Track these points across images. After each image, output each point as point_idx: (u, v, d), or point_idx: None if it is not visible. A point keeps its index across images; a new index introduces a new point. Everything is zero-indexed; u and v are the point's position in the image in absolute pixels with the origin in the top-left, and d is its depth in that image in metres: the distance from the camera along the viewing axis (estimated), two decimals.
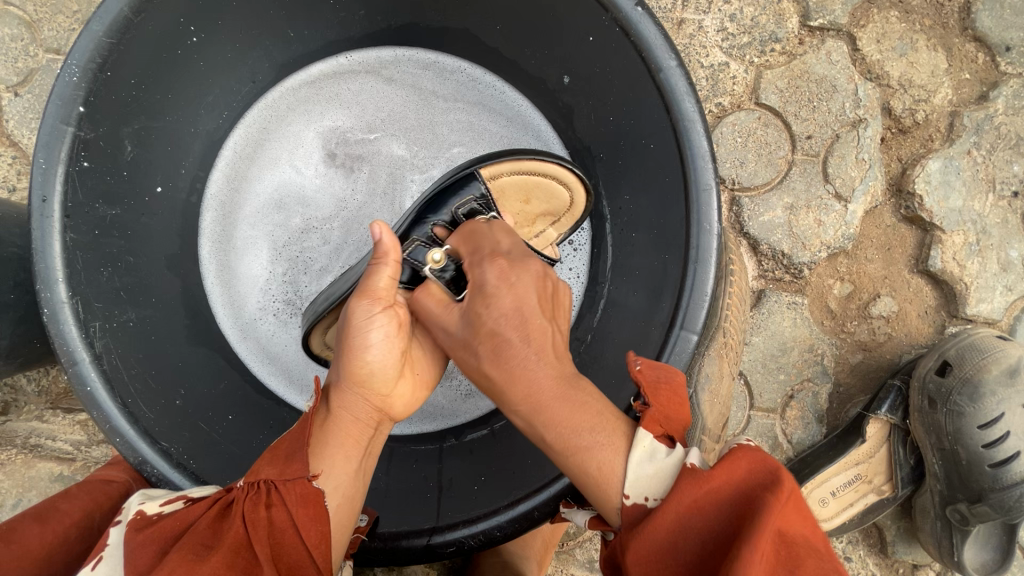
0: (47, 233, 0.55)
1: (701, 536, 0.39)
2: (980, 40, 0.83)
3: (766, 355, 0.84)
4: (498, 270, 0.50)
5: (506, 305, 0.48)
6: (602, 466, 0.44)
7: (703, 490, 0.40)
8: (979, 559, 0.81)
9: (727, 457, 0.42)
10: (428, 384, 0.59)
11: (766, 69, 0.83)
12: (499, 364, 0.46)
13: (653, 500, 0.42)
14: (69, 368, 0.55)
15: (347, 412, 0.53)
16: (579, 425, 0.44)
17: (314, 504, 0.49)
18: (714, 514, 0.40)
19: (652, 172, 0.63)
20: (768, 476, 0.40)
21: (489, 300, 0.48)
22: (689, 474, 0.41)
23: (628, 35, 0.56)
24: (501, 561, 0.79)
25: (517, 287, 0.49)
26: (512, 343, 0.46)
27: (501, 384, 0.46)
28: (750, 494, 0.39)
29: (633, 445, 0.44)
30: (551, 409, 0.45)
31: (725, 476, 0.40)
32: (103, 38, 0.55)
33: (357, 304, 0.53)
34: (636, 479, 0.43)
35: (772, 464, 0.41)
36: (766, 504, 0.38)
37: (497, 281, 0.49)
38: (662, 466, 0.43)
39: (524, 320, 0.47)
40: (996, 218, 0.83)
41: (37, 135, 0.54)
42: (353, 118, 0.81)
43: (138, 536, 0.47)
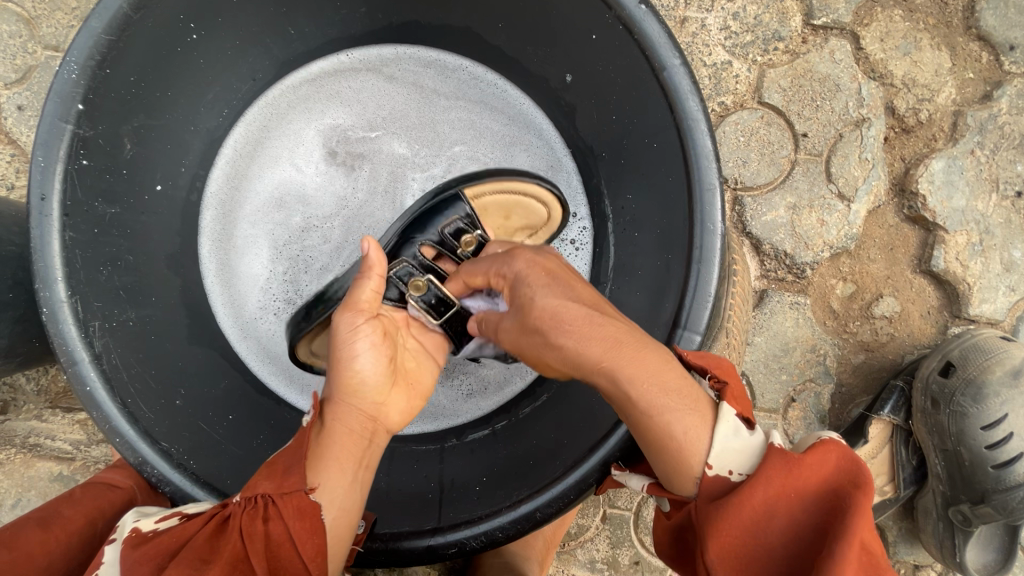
0: (46, 231, 0.54)
1: (786, 521, 0.41)
2: (984, 39, 0.82)
3: (768, 356, 0.84)
4: (526, 258, 0.53)
5: (547, 281, 0.50)
6: (688, 430, 0.44)
7: (793, 477, 0.42)
8: (981, 560, 0.81)
9: (814, 449, 0.45)
10: (423, 395, 0.60)
11: (769, 68, 0.83)
12: (562, 331, 0.47)
13: (737, 474, 0.44)
14: (68, 368, 0.55)
15: (341, 424, 0.53)
16: (658, 383, 0.45)
17: (311, 517, 0.48)
18: (802, 499, 0.42)
19: (655, 171, 0.63)
20: (856, 474, 0.42)
21: (529, 280, 0.50)
22: (780, 457, 0.43)
23: (631, 33, 0.56)
24: (503, 561, 0.79)
25: (547, 265, 0.52)
26: (568, 306, 0.47)
27: (575, 352, 0.46)
28: (837, 487, 0.42)
29: (720, 420, 0.45)
30: (627, 365, 0.45)
31: (814, 469, 0.43)
32: (102, 35, 0.55)
33: (341, 316, 0.56)
34: (723, 453, 0.44)
35: (859, 461, 0.43)
36: (855, 501, 0.40)
37: (530, 267, 0.52)
38: (748, 444, 0.45)
39: (571, 291, 0.49)
40: (999, 218, 0.83)
41: (36, 133, 0.54)
42: (354, 116, 0.81)
43: (134, 553, 0.48)
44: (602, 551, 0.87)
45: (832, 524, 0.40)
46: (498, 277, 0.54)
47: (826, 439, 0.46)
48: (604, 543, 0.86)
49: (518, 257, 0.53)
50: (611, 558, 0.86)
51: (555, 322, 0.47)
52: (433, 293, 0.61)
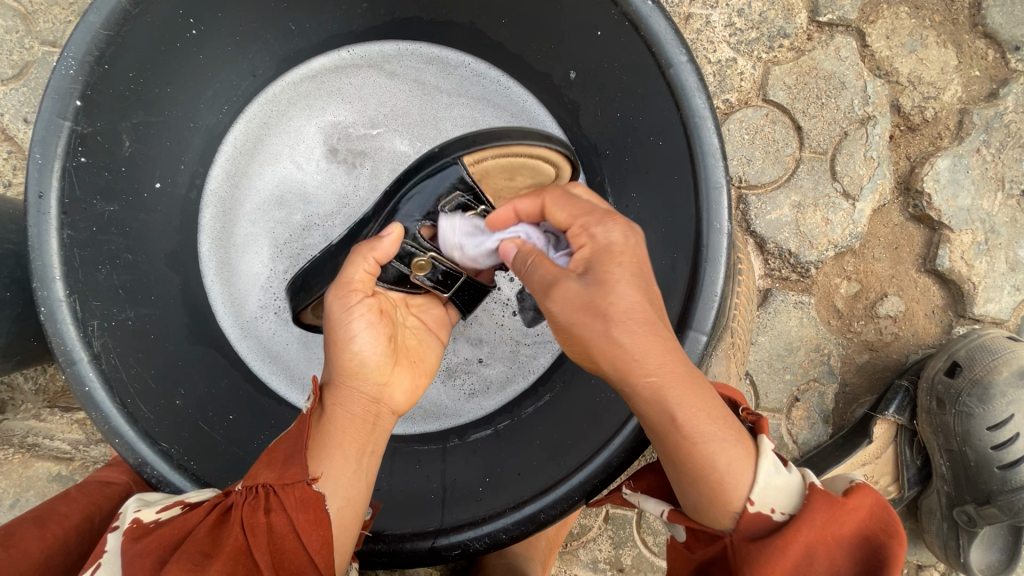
0: (44, 230, 0.54)
1: (826, 567, 0.43)
2: (991, 37, 0.82)
3: (772, 355, 0.84)
4: (622, 230, 0.47)
5: (631, 271, 0.45)
6: (731, 463, 0.44)
7: (836, 524, 0.43)
8: (985, 561, 0.81)
9: (850, 492, 0.46)
10: (426, 374, 0.60)
11: (773, 65, 0.82)
12: (626, 330, 0.43)
13: (779, 513, 0.45)
14: (67, 368, 0.54)
15: (342, 409, 0.53)
16: (699, 408, 0.44)
17: (314, 508, 0.48)
18: (840, 545, 0.43)
19: (661, 169, 0.62)
20: (889, 523, 0.45)
21: (618, 260, 0.45)
22: (825, 501, 0.44)
23: (638, 29, 0.55)
24: (505, 562, 0.78)
25: (636, 250, 0.47)
26: (634, 303, 0.44)
27: (633, 357, 0.43)
28: (873, 533, 0.44)
29: (762, 455, 0.45)
30: (677, 389, 0.44)
31: (854, 514, 0.44)
32: (100, 30, 0.54)
33: (334, 299, 0.54)
34: (765, 489, 0.45)
35: (890, 508, 0.46)
36: (891, 552, 0.42)
37: (624, 242, 0.47)
38: (788, 482, 0.46)
39: (649, 288, 0.45)
40: (1005, 217, 0.82)
41: (33, 130, 0.53)
42: (355, 114, 0.80)
43: (135, 546, 0.47)
44: (605, 551, 0.86)
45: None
46: (580, 233, 0.48)
47: (857, 481, 0.48)
48: (606, 543, 0.86)
49: (612, 229, 0.47)
50: (613, 559, 0.86)
51: (624, 317, 0.43)
52: (439, 271, 0.60)
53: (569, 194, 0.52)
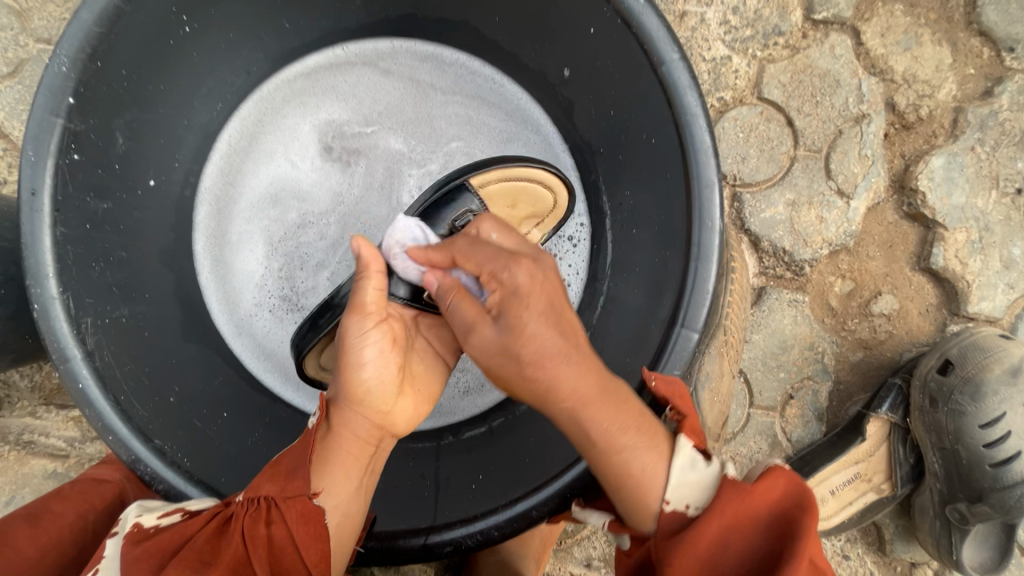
0: (37, 227, 0.54)
1: (740, 549, 0.44)
2: (986, 35, 0.81)
3: (766, 353, 0.84)
4: (528, 269, 0.47)
5: (541, 304, 0.46)
6: (645, 467, 0.47)
7: (745, 507, 0.45)
8: (977, 558, 0.81)
9: (762, 476, 0.47)
10: (431, 401, 0.58)
11: (768, 63, 0.82)
12: (542, 368, 0.45)
13: (694, 508, 0.47)
14: (60, 365, 0.54)
15: (347, 430, 0.53)
16: (622, 424, 0.47)
17: (315, 522, 0.49)
18: (754, 527, 0.44)
19: (654, 167, 0.62)
20: (801, 496, 0.45)
21: (527, 302, 0.45)
22: (731, 487, 0.46)
23: (629, 26, 0.55)
24: (499, 559, 0.78)
25: (546, 284, 0.47)
26: (548, 343, 0.45)
27: (549, 387, 0.46)
28: (787, 511, 0.44)
29: (675, 453, 0.48)
30: (595, 407, 0.46)
31: (763, 495, 0.45)
32: (92, 27, 0.54)
33: (348, 320, 0.53)
34: (678, 487, 0.47)
35: (806, 486, 0.46)
36: (801, 524, 0.43)
37: (530, 280, 0.46)
38: (703, 476, 0.48)
39: (559, 320, 0.46)
40: (999, 215, 0.82)
41: (26, 126, 0.53)
42: (350, 111, 0.80)
43: (135, 550, 0.47)
44: (599, 548, 0.87)
45: (780, 548, 0.43)
46: (491, 277, 0.47)
47: (776, 465, 0.48)
48: (601, 540, 0.86)
49: (521, 267, 0.47)
50: (608, 556, 0.86)
51: (537, 358, 0.45)
52: None
53: (477, 240, 0.50)
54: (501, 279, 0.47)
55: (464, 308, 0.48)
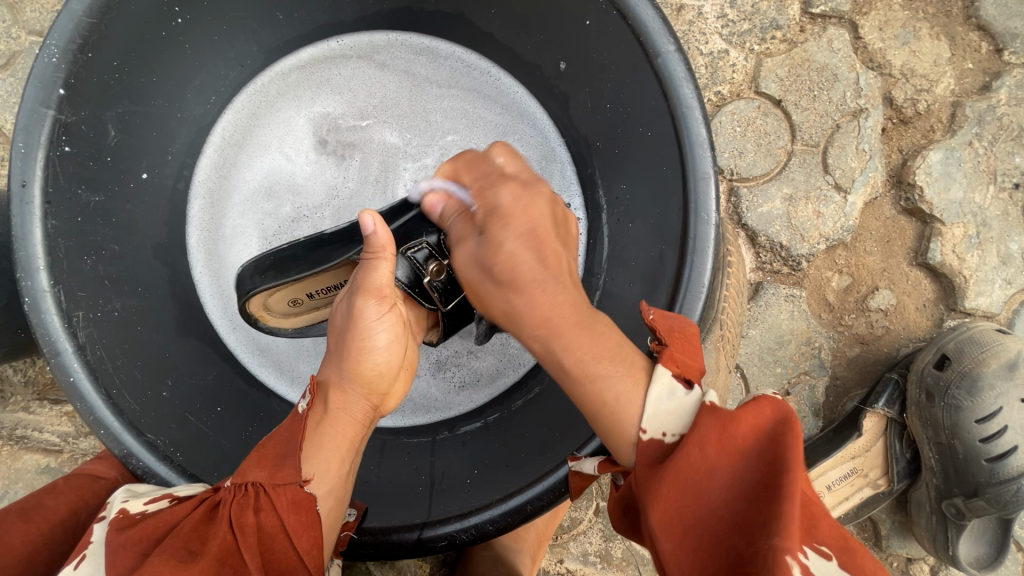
0: (28, 220, 0.53)
1: (725, 482, 0.39)
2: (984, 29, 0.81)
3: (763, 348, 0.84)
4: (512, 193, 0.53)
5: (524, 228, 0.51)
6: (619, 394, 0.45)
7: (726, 432, 0.40)
8: (974, 553, 0.81)
9: (749, 404, 0.42)
10: (412, 374, 0.62)
11: (766, 57, 0.82)
12: (517, 288, 0.49)
13: (671, 436, 0.44)
14: (51, 359, 0.54)
15: (345, 414, 0.54)
16: (597, 353, 0.47)
17: (306, 510, 0.48)
18: (738, 452, 0.39)
19: (649, 159, 0.62)
20: (790, 422, 0.40)
21: (507, 219, 0.52)
22: (713, 418, 0.41)
23: (625, 18, 0.55)
24: (495, 554, 0.78)
25: (531, 211, 0.52)
26: (530, 264, 0.49)
27: (524, 304, 0.49)
28: (774, 433, 0.39)
29: (652, 382, 0.45)
30: (570, 335, 0.47)
31: (748, 422, 0.40)
32: (83, 18, 0.54)
33: (365, 303, 0.54)
34: (656, 415, 0.44)
35: (793, 408, 0.41)
36: (790, 447, 0.37)
37: (514, 203, 0.52)
38: (681, 404, 0.44)
39: (542, 245, 0.51)
40: (997, 210, 0.82)
41: (16, 118, 0.52)
42: (345, 105, 0.79)
43: (119, 537, 0.45)
44: (596, 544, 0.86)
45: (767, 477, 0.37)
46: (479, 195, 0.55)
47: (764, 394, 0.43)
48: (597, 535, 0.86)
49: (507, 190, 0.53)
50: (604, 552, 0.86)
51: (524, 277, 0.49)
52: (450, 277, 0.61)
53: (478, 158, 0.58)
54: (490, 197, 0.54)
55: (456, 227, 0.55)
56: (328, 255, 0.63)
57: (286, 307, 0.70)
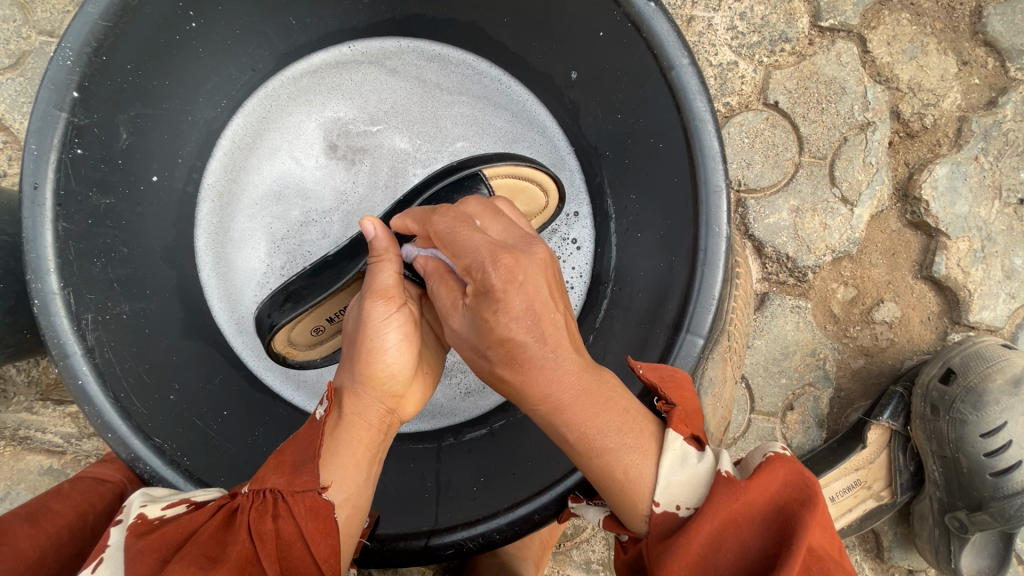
0: (39, 222, 0.53)
1: (734, 550, 0.40)
2: (991, 45, 0.82)
3: (768, 359, 0.84)
4: (506, 267, 0.45)
5: (518, 309, 0.45)
6: (629, 469, 0.45)
7: (739, 505, 0.41)
8: (976, 566, 0.82)
9: (760, 470, 0.43)
10: (432, 381, 0.61)
11: (775, 69, 0.82)
12: (518, 370, 0.46)
13: (686, 509, 0.44)
14: (60, 361, 0.53)
15: (360, 419, 0.53)
16: (604, 426, 0.46)
17: (324, 517, 0.48)
18: (749, 526, 0.40)
19: (660, 171, 0.62)
20: (802, 492, 0.41)
21: (499, 306, 0.45)
22: (725, 486, 0.42)
23: (640, 31, 0.55)
24: (499, 562, 0.78)
25: (525, 286, 0.45)
26: (529, 351, 0.45)
27: (521, 388, 0.47)
28: (785, 507, 0.41)
29: (665, 450, 0.45)
30: (574, 408, 0.46)
31: (759, 491, 0.41)
32: (98, 21, 0.54)
33: (372, 305, 0.53)
34: (668, 487, 0.44)
35: (808, 478, 0.42)
36: (801, 522, 0.39)
37: (506, 283, 0.45)
38: (695, 473, 0.45)
39: (539, 321, 0.45)
40: (1001, 225, 0.83)
41: (29, 120, 0.52)
42: (355, 110, 0.79)
43: (138, 543, 0.45)
44: (599, 552, 0.86)
45: (777, 551, 0.39)
46: (468, 274, 0.47)
47: (775, 456, 0.45)
48: (601, 544, 0.86)
49: (497, 268, 0.45)
50: (607, 560, 0.86)
51: (504, 359, 0.46)
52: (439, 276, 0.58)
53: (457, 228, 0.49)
54: (476, 277, 0.46)
55: (443, 293, 0.51)
56: (339, 274, 0.64)
57: (310, 337, 0.70)
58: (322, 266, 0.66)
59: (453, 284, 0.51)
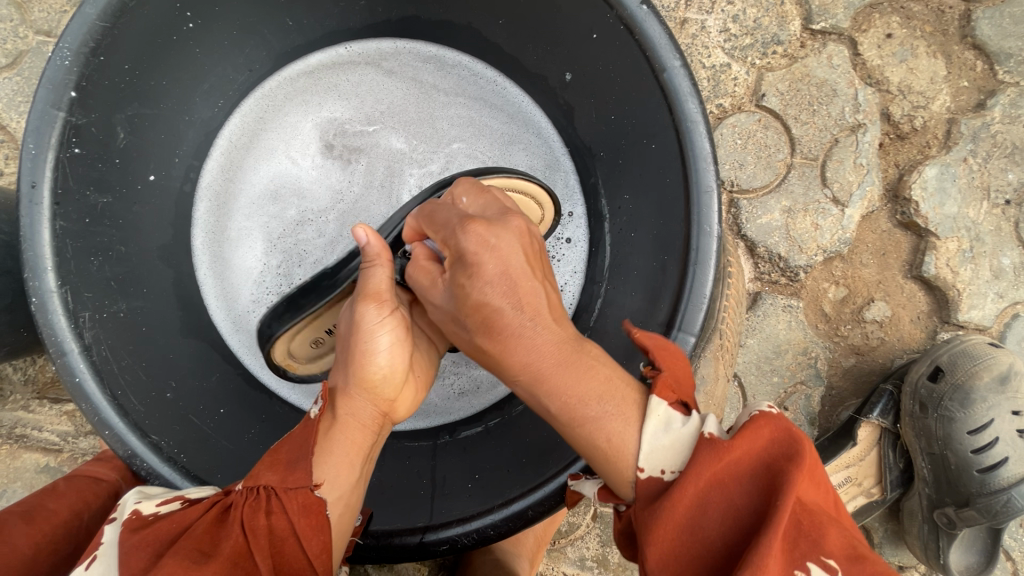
0: (36, 221, 0.53)
1: (722, 510, 0.39)
2: (979, 48, 0.83)
3: (760, 357, 0.85)
4: (477, 234, 0.48)
5: (493, 273, 0.47)
6: (611, 438, 0.44)
7: (724, 464, 0.40)
8: (964, 562, 0.83)
9: (746, 427, 0.42)
10: (425, 386, 0.62)
11: (767, 71, 0.83)
12: (495, 338, 0.47)
13: (670, 473, 0.42)
14: (57, 358, 0.54)
15: (353, 420, 0.54)
16: (585, 395, 0.45)
17: (316, 514, 0.49)
18: (736, 484, 0.39)
19: (653, 172, 0.63)
20: (791, 447, 0.40)
21: (472, 270, 0.47)
22: (708, 446, 0.41)
23: (632, 34, 0.56)
24: (493, 559, 0.79)
25: (499, 250, 0.47)
26: (506, 317, 0.47)
27: (500, 361, 0.48)
28: (772, 463, 0.40)
29: (647, 416, 0.44)
30: (553, 377, 0.46)
31: (744, 449, 0.40)
32: (96, 22, 0.54)
33: (365, 308, 0.54)
34: (651, 453, 0.43)
35: (795, 433, 0.41)
36: (790, 476, 0.38)
37: (477, 249, 0.47)
38: (678, 437, 0.43)
39: (514, 287, 0.47)
40: (990, 226, 0.84)
41: (27, 119, 0.53)
42: (352, 110, 0.80)
43: (132, 538, 0.46)
44: (593, 549, 0.87)
45: (766, 507, 0.38)
46: (445, 244, 0.50)
47: (759, 413, 0.44)
48: (595, 540, 0.87)
49: (469, 234, 0.48)
50: (601, 557, 0.87)
51: (481, 327, 0.48)
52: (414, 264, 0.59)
53: (437, 208, 0.53)
54: (451, 246, 0.49)
55: (417, 275, 0.52)
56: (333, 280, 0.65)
57: (309, 350, 0.71)
58: (318, 278, 0.67)
59: (429, 267, 0.52)
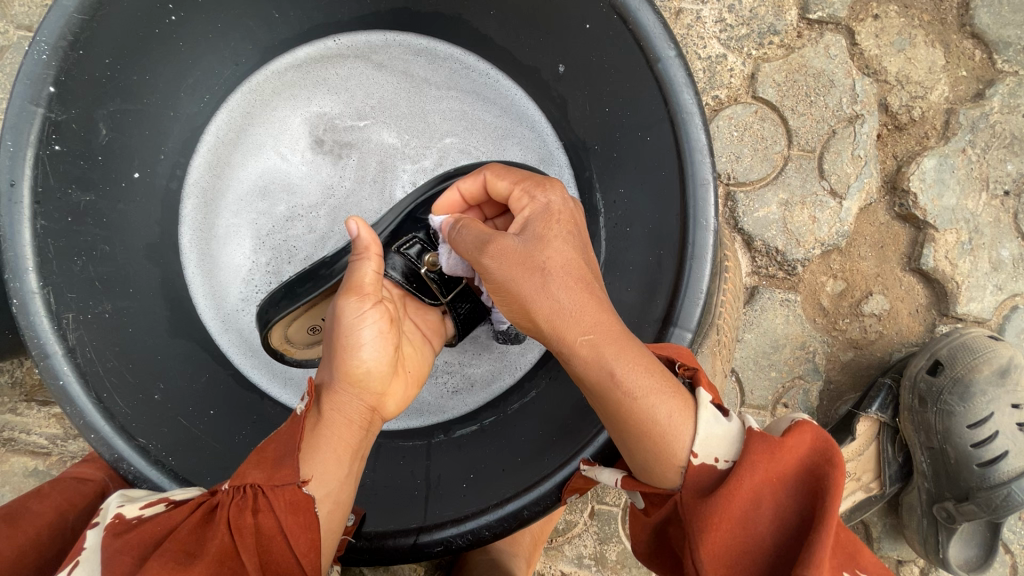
0: (17, 220, 0.52)
1: (774, 508, 0.40)
2: (978, 37, 0.82)
3: (758, 352, 0.84)
4: (558, 195, 0.50)
5: (569, 229, 0.48)
6: (671, 416, 0.43)
7: (776, 461, 0.41)
8: (963, 556, 0.81)
9: (790, 430, 0.43)
10: (417, 382, 0.61)
11: (764, 62, 0.82)
12: (562, 286, 0.44)
13: (723, 462, 0.43)
14: (40, 361, 0.53)
15: (339, 414, 0.52)
16: (640, 361, 0.43)
17: (304, 511, 0.47)
18: (786, 483, 0.40)
19: (649, 165, 0.61)
20: (831, 451, 0.42)
21: (554, 219, 0.48)
22: (761, 442, 0.42)
23: (626, 23, 0.55)
24: (489, 559, 0.78)
25: (570, 210, 0.50)
26: (577, 264, 0.46)
27: (570, 314, 0.44)
28: (815, 465, 0.41)
29: (701, 406, 0.44)
30: (618, 342, 0.43)
31: (794, 451, 0.42)
32: (75, 14, 0.52)
33: (345, 301, 0.53)
34: (707, 439, 0.43)
35: (834, 439, 0.43)
36: (834, 479, 0.39)
37: (562, 204, 0.49)
38: (730, 430, 0.44)
39: (584, 249, 0.48)
40: (988, 217, 0.83)
41: (6, 115, 0.52)
42: (342, 104, 0.79)
43: (115, 542, 0.45)
44: (590, 547, 0.86)
45: (814, 506, 0.39)
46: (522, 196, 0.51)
47: (801, 419, 0.45)
48: (592, 538, 0.86)
49: (546, 194, 0.50)
50: (598, 555, 0.86)
51: (560, 274, 0.45)
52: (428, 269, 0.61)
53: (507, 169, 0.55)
54: (535, 197, 0.50)
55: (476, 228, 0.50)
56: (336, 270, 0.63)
57: (307, 336, 0.70)
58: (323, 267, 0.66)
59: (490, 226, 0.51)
